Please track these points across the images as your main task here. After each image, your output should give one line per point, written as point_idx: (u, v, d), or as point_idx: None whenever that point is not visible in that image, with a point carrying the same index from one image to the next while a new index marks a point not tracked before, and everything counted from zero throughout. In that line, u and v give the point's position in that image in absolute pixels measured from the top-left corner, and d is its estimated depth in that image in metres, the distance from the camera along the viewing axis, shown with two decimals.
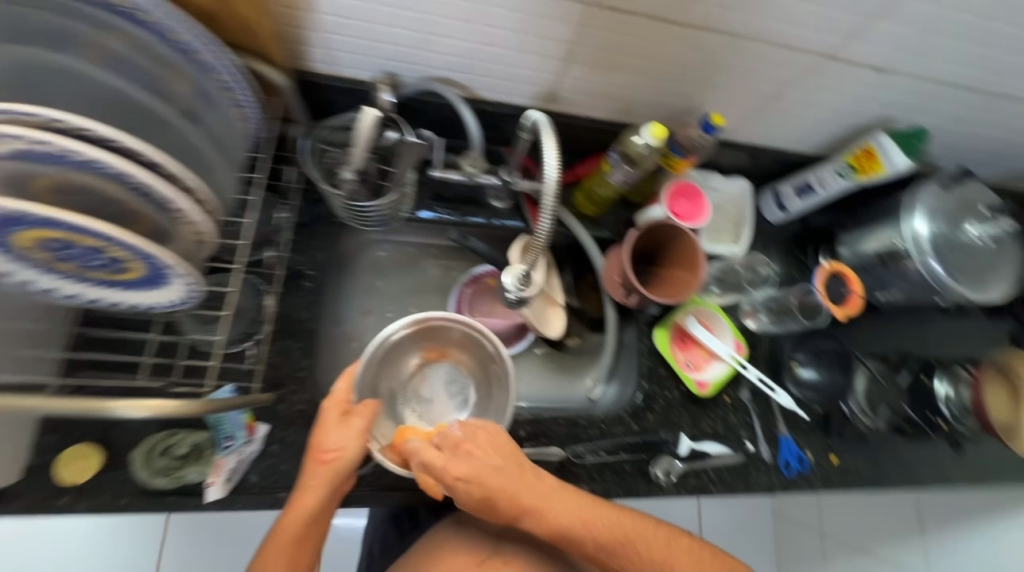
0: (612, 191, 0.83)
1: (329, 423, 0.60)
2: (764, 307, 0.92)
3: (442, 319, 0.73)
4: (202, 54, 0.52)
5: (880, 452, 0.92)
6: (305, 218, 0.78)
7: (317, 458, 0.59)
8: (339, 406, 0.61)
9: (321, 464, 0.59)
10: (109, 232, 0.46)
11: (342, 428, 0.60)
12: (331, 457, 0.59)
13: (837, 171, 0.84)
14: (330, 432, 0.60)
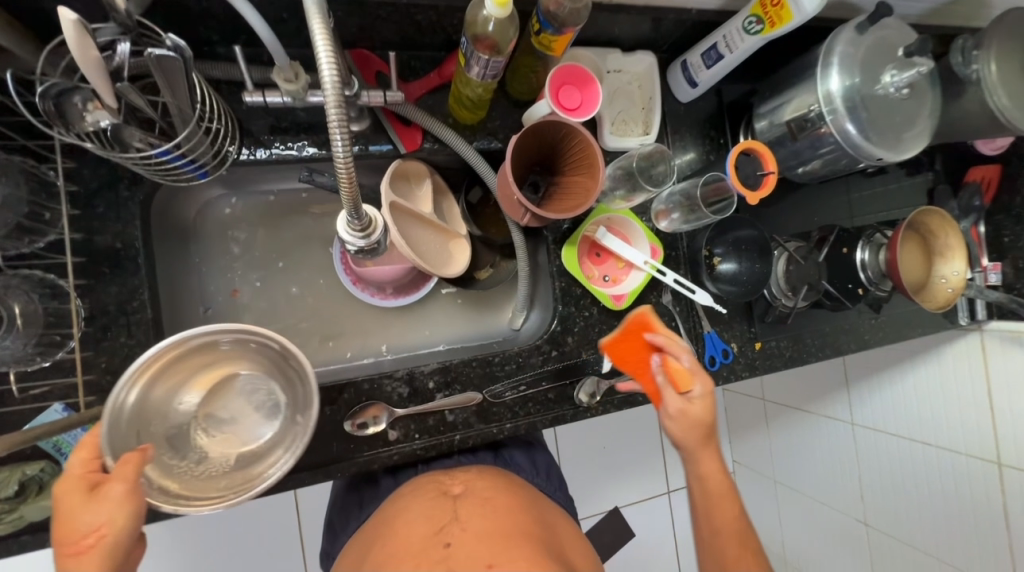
0: (485, 89, 0.67)
1: (71, 508, 0.45)
2: (675, 204, 0.82)
3: (203, 334, 0.55)
4: None
5: (801, 330, 0.93)
6: (92, 184, 0.60)
7: (75, 551, 0.44)
8: (77, 483, 0.46)
9: (75, 558, 0.45)
10: None
11: (84, 508, 0.45)
12: (90, 545, 0.44)
13: (743, 26, 0.72)
14: (76, 519, 0.45)
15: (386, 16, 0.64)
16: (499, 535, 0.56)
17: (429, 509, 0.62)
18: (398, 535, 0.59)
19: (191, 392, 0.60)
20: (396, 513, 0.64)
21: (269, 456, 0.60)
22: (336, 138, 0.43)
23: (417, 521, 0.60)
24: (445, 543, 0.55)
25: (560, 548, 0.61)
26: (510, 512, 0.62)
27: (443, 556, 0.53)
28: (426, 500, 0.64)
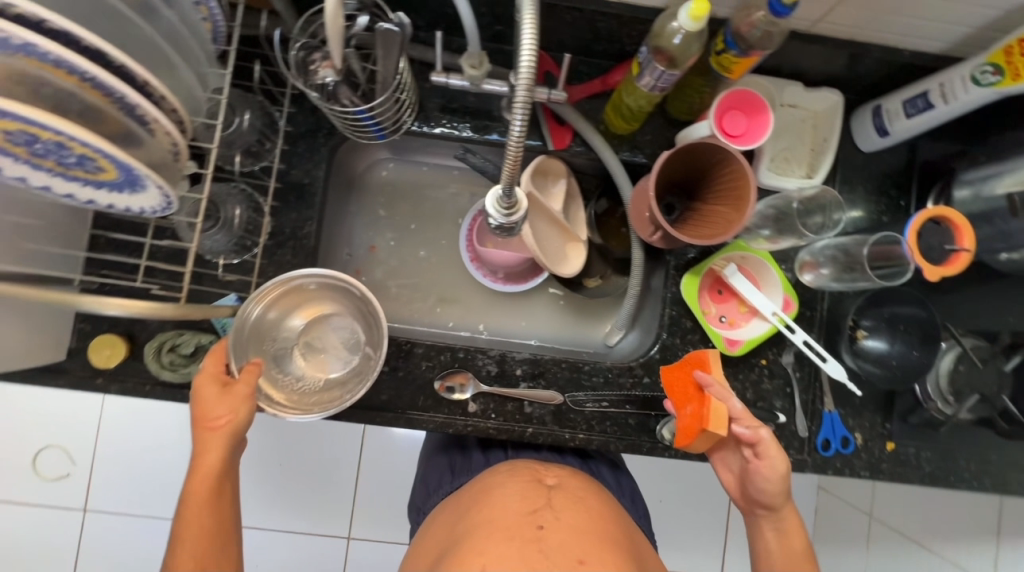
0: (648, 101, 0.67)
1: (210, 394, 0.57)
2: (828, 259, 0.73)
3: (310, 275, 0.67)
4: None
5: (954, 445, 0.76)
6: (303, 126, 0.73)
7: (210, 427, 0.57)
8: (213, 376, 0.58)
9: (210, 432, 0.57)
10: (75, 135, 0.45)
11: (219, 396, 0.57)
12: (224, 424, 0.57)
13: (971, 74, 0.62)
14: (213, 403, 0.57)
15: (572, 19, 0.68)
16: (589, 535, 0.58)
17: (522, 491, 0.64)
18: (491, 507, 0.62)
19: (298, 318, 0.72)
20: (490, 485, 0.67)
21: (346, 386, 0.71)
22: (516, 122, 0.46)
23: (511, 498, 0.63)
24: (538, 525, 0.58)
25: (639, 560, 0.61)
26: (598, 517, 0.63)
27: (536, 536, 0.56)
28: (517, 481, 0.66)
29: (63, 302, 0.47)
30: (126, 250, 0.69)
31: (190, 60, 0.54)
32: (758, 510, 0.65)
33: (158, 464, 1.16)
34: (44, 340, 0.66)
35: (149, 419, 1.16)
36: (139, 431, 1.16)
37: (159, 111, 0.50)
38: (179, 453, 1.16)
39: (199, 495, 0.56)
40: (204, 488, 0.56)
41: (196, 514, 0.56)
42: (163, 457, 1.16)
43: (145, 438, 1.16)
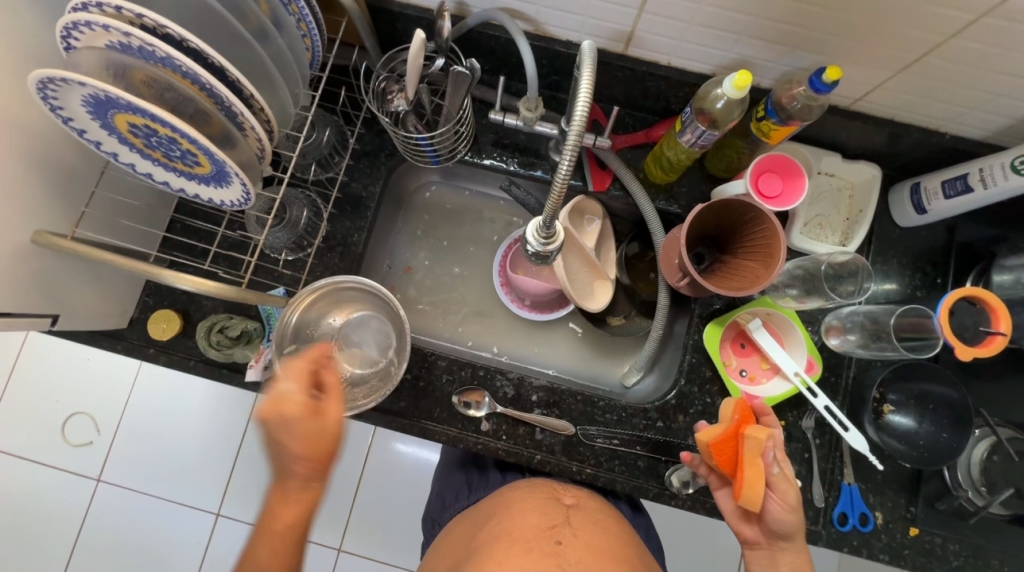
0: (687, 156, 0.71)
1: (302, 438, 0.49)
2: (855, 326, 0.73)
3: (353, 282, 0.72)
4: None
5: (985, 542, 0.72)
6: (368, 146, 0.81)
7: (310, 466, 0.51)
8: (304, 413, 0.49)
9: (309, 468, 0.51)
10: (185, 131, 0.53)
11: (319, 438, 0.50)
12: (322, 461, 0.51)
13: (1012, 163, 0.64)
14: (311, 445, 0.49)
15: (624, 77, 0.74)
16: (604, 555, 0.60)
17: (541, 506, 0.67)
18: (511, 519, 0.64)
19: (337, 316, 0.77)
20: (509, 498, 0.70)
21: (371, 388, 0.75)
22: (563, 163, 0.49)
23: (531, 513, 0.65)
24: (557, 539, 0.60)
25: None
26: (617, 540, 0.65)
27: (555, 550, 0.58)
28: (535, 496, 0.69)
29: (143, 273, 0.54)
30: (197, 236, 0.76)
31: (288, 80, 0.62)
32: (776, 543, 0.61)
33: (174, 443, 1.22)
34: (114, 307, 0.74)
35: (173, 399, 1.23)
36: (162, 410, 1.22)
37: (254, 117, 0.58)
38: (195, 436, 1.22)
39: (270, 542, 0.52)
40: (279, 532, 0.52)
41: (267, 558, 0.52)
42: (179, 438, 1.22)
43: (166, 418, 1.22)
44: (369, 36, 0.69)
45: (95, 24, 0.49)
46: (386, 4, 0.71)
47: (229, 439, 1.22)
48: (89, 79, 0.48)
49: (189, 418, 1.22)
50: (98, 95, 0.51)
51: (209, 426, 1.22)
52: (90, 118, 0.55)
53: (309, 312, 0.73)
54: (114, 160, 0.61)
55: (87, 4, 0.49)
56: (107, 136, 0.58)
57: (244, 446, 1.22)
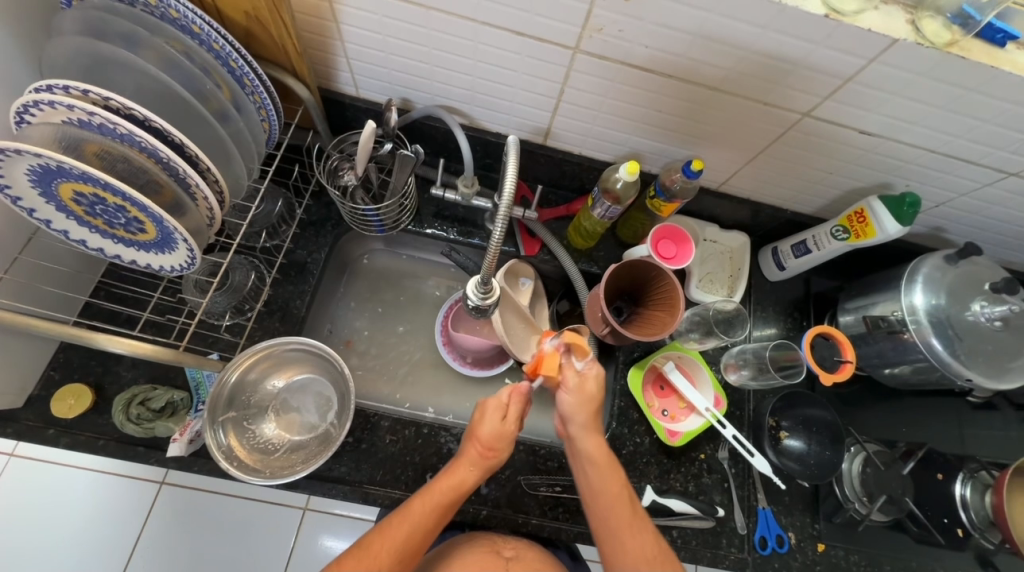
0: (600, 225, 0.85)
1: (501, 422, 0.63)
2: (746, 361, 0.86)
3: (296, 343, 0.73)
4: (246, 77, 0.63)
5: (875, 549, 0.83)
6: (315, 216, 0.86)
7: (484, 453, 0.63)
8: (503, 406, 0.63)
9: (483, 455, 0.63)
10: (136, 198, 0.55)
11: (506, 424, 0.63)
12: (490, 456, 0.63)
13: (832, 232, 0.83)
14: (504, 430, 0.63)
15: (544, 162, 0.89)
16: None
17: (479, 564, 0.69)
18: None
19: (277, 379, 0.76)
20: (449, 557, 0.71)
21: (309, 452, 0.73)
22: (498, 227, 0.58)
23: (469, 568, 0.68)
24: None
25: None
26: None
27: None
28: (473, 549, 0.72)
29: (73, 335, 0.53)
30: (124, 303, 0.74)
31: (244, 156, 0.68)
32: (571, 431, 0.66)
33: (48, 551, 1.07)
34: (10, 382, 0.67)
35: (58, 501, 1.09)
36: (44, 513, 1.08)
37: (207, 186, 0.62)
38: (76, 540, 1.08)
39: (423, 503, 0.61)
40: (434, 496, 0.61)
41: (417, 513, 0.60)
42: (56, 544, 1.07)
43: (45, 525, 1.08)
44: (321, 122, 0.78)
45: (55, 103, 0.52)
46: (338, 98, 0.82)
47: (119, 541, 1.09)
48: (42, 150, 0.50)
49: (75, 522, 1.09)
50: (46, 165, 0.53)
51: (97, 526, 1.09)
52: (31, 188, 0.56)
53: (251, 373, 0.72)
54: (47, 228, 0.61)
55: (48, 87, 0.53)
56: (45, 205, 0.59)
57: (137, 553, 1.09)
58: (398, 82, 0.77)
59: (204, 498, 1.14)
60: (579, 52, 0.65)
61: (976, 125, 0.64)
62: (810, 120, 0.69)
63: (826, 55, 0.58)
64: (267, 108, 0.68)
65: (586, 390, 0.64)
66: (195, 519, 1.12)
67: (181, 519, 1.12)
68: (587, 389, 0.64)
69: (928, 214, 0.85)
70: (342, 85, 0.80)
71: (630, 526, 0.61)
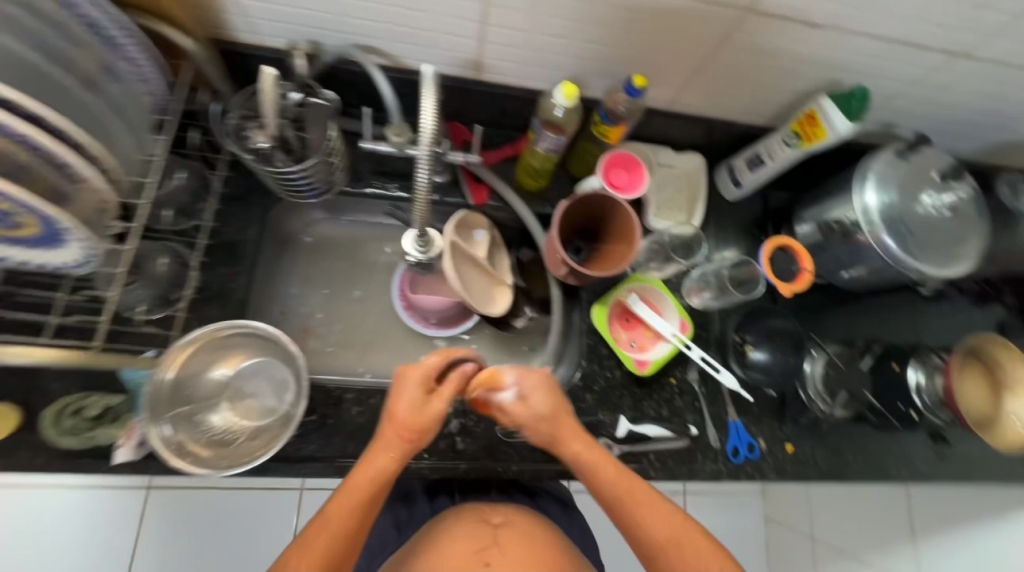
0: (548, 161, 0.80)
1: (417, 400, 0.62)
2: (708, 284, 0.86)
3: (240, 327, 0.68)
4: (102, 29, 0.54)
5: (839, 442, 0.88)
6: (238, 189, 0.79)
7: (401, 435, 0.61)
8: (414, 380, 0.64)
9: (403, 437, 0.61)
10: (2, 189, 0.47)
11: (430, 401, 0.62)
12: (414, 436, 0.62)
13: (784, 140, 0.81)
14: (417, 407, 0.62)
15: (481, 99, 0.82)
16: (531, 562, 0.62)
17: (469, 533, 0.68)
18: (443, 553, 0.65)
19: (225, 364, 0.72)
20: (438, 530, 0.71)
21: (267, 435, 0.70)
22: (421, 171, 0.53)
23: (459, 540, 0.67)
24: (485, 561, 0.62)
25: None
26: (543, 546, 0.67)
27: None
28: (462, 522, 0.71)
29: None
30: (32, 311, 0.66)
31: (131, 127, 0.61)
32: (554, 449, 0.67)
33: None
34: None
35: (33, 527, 1.05)
36: (24, 539, 1.05)
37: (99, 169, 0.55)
38: (67, 557, 1.06)
39: (347, 500, 0.58)
40: (355, 489, 0.58)
41: (339, 511, 0.57)
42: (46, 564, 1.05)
43: (26, 552, 1.05)
44: (218, 79, 0.70)
45: None
46: (236, 48, 0.71)
47: (116, 549, 1.08)
48: None
49: (60, 543, 1.06)
50: None
51: (86, 540, 1.07)
52: None
53: (196, 362, 0.68)
54: None
55: None
56: None
57: (138, 556, 1.09)
58: (301, 22, 0.68)
59: (194, 496, 1.12)
60: None
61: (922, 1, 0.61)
62: (754, 17, 0.64)
63: None
64: (143, 67, 0.59)
65: (539, 401, 0.65)
66: (193, 516, 1.12)
67: (173, 519, 1.11)
68: (536, 408, 0.65)
69: (878, 110, 0.82)
70: (236, 32, 0.70)
71: (642, 510, 0.61)
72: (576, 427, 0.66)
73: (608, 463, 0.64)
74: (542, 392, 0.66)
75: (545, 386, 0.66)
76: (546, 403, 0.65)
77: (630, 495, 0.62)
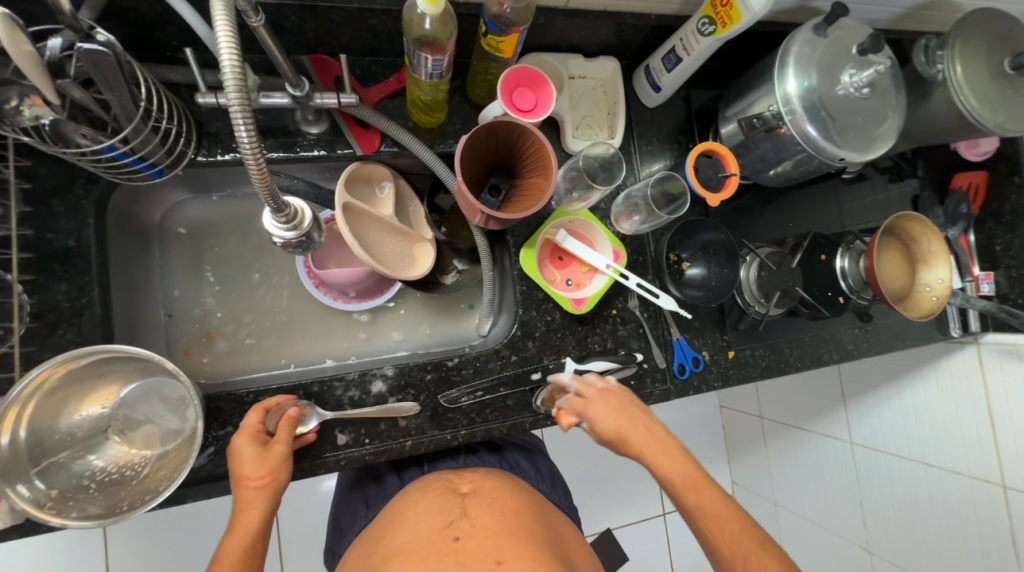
0: (437, 91, 0.68)
1: (252, 454, 0.57)
2: (635, 207, 0.81)
3: (100, 355, 0.56)
4: None
5: (777, 338, 0.90)
6: (50, 180, 0.62)
7: (253, 488, 0.56)
8: (251, 435, 0.59)
9: (255, 491, 0.57)
10: None
11: (272, 450, 0.58)
12: (267, 483, 0.57)
13: (698, 28, 0.71)
14: (264, 458, 0.58)
15: (341, 21, 0.66)
16: (501, 530, 0.60)
17: (436, 506, 0.65)
18: (407, 531, 0.62)
19: (96, 396, 0.60)
20: (403, 505, 0.67)
21: (173, 462, 0.61)
22: (240, 132, 0.42)
23: (425, 516, 0.63)
24: (453, 536, 0.59)
25: (561, 549, 0.63)
26: (513, 510, 0.66)
27: (452, 548, 0.57)
28: (428, 493, 0.68)
29: None
30: None
31: None
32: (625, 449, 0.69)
33: None
34: None
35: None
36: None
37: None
38: None
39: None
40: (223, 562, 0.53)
41: None
42: None
43: None
44: None
45: None
46: None
47: None
48: None
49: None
50: None
51: None
52: None
53: (52, 401, 0.55)
54: None
55: None
56: None
57: None
58: None
59: (152, 516, 1.05)
60: None
61: None
62: None
63: None
64: None
65: (608, 409, 0.68)
66: (155, 536, 1.05)
67: (132, 545, 1.04)
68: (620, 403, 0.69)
69: None
70: None
71: (705, 501, 0.63)
72: (656, 425, 0.68)
73: (671, 452, 0.66)
74: (613, 419, 0.67)
75: (605, 409, 0.67)
76: (614, 429, 0.67)
77: (701, 486, 0.64)
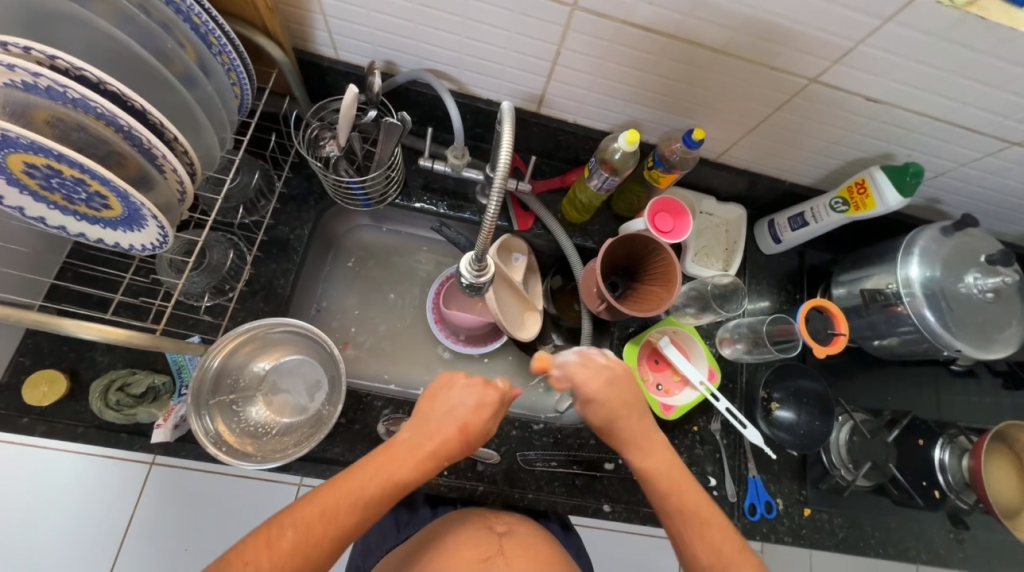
0: (596, 198, 0.83)
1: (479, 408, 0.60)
2: (741, 335, 0.88)
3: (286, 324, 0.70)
4: (211, 35, 0.57)
5: (859, 511, 0.86)
6: (296, 190, 0.82)
7: (455, 436, 0.59)
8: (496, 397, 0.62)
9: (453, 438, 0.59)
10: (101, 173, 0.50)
11: (486, 413, 0.61)
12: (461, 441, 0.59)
13: (830, 204, 0.82)
14: (478, 419, 0.60)
15: (538, 131, 0.85)
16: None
17: (470, 539, 0.66)
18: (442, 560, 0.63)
19: (265, 360, 0.74)
20: (443, 535, 0.69)
21: (296, 437, 0.71)
22: (492, 201, 0.55)
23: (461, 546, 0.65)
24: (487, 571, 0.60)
25: None
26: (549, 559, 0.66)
27: None
28: (471, 527, 0.69)
29: (31, 322, 0.47)
30: (97, 285, 0.71)
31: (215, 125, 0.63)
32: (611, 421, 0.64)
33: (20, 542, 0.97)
34: None
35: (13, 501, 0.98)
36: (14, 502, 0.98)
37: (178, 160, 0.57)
38: (54, 532, 0.98)
39: (378, 478, 0.54)
40: (395, 469, 0.55)
41: (371, 481, 0.53)
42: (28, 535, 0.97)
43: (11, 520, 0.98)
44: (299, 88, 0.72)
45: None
46: (316, 60, 0.75)
47: (107, 526, 1.01)
48: None
49: (50, 513, 0.99)
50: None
51: (80, 513, 1.00)
52: None
53: (237, 354, 0.69)
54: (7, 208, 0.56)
55: None
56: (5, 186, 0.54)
57: (127, 539, 1.01)
58: (381, 43, 0.71)
59: (197, 479, 1.06)
60: (577, 10, 0.60)
61: (984, 91, 0.62)
62: (817, 86, 0.66)
63: (837, 14, 0.55)
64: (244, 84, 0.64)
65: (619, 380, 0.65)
66: (186, 501, 1.04)
67: (164, 505, 1.03)
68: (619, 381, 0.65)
69: (926, 185, 0.84)
70: (320, 46, 0.74)
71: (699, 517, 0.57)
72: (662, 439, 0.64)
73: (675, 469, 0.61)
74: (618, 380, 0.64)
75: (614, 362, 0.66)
76: (620, 391, 0.64)
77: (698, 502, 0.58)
